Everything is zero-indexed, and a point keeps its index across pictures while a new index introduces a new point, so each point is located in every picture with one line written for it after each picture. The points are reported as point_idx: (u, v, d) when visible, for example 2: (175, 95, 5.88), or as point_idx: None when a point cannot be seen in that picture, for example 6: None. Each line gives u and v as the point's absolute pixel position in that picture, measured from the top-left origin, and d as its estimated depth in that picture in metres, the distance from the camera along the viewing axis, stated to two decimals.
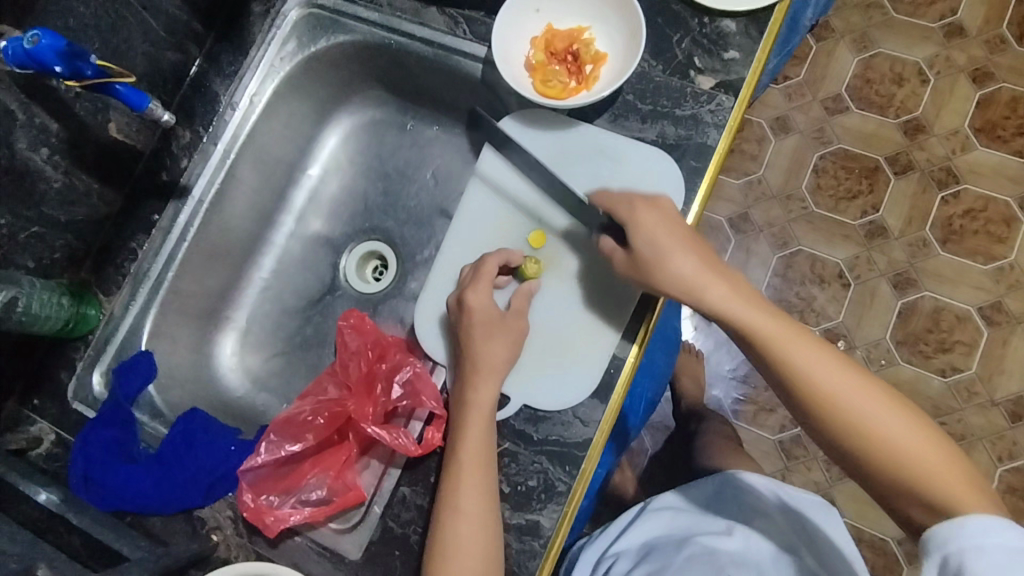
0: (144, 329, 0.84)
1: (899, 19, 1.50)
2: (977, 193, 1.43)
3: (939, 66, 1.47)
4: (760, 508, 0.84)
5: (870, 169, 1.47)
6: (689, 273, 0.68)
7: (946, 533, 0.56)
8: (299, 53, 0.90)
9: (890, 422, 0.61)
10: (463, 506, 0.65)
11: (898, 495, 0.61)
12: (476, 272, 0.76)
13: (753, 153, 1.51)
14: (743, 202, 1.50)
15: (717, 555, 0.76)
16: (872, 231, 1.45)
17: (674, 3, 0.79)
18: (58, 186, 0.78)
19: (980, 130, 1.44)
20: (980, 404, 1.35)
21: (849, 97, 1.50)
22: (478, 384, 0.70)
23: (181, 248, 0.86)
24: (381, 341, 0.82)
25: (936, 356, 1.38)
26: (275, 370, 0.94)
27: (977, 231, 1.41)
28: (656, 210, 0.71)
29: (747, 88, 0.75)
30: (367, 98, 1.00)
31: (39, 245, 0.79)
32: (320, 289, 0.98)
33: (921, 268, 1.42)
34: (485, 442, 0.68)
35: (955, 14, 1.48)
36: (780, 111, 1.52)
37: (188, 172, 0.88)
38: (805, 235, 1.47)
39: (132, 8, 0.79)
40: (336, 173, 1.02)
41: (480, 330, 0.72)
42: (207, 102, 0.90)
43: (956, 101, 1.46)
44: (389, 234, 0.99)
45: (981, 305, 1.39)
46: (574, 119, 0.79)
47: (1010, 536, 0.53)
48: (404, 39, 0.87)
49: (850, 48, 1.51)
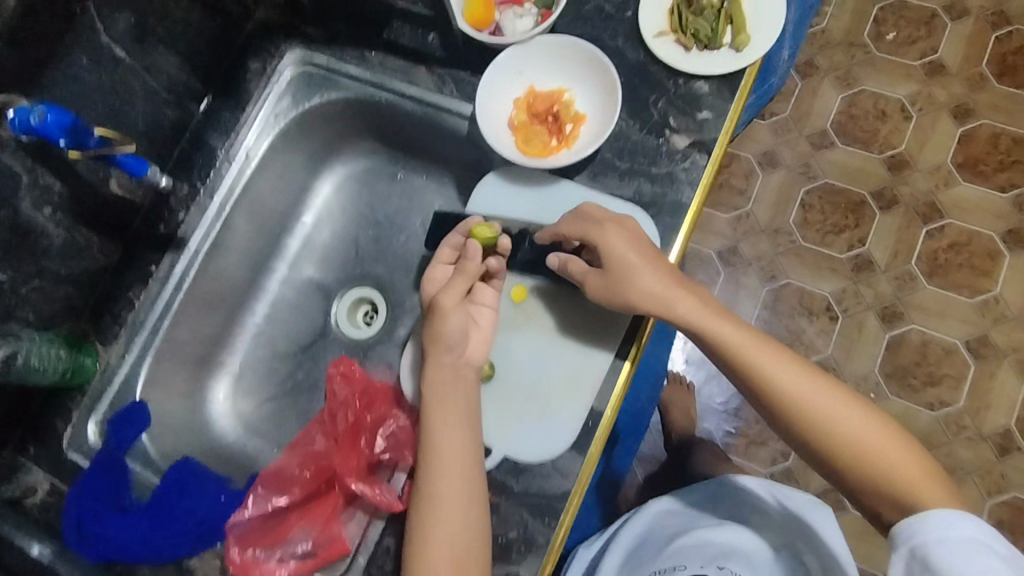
0: (138, 379, 0.86)
1: (882, 57, 1.55)
2: (961, 227, 1.46)
3: (921, 103, 1.52)
4: (753, 511, 0.87)
5: (855, 205, 1.50)
6: (657, 294, 0.71)
7: (911, 526, 0.61)
8: (293, 109, 0.93)
9: (856, 423, 0.67)
10: (437, 502, 0.67)
11: (865, 491, 0.66)
12: (438, 277, 0.78)
13: (741, 187, 1.54)
14: (731, 235, 1.52)
15: (706, 548, 0.80)
16: (858, 265, 1.48)
17: (651, 65, 0.83)
18: (60, 242, 0.81)
19: (962, 165, 1.48)
20: (968, 437, 1.37)
21: (833, 132, 1.54)
22: (432, 364, 0.74)
23: (177, 297, 0.89)
24: (368, 390, 0.85)
25: (925, 390, 1.40)
26: (266, 415, 0.97)
27: (962, 265, 1.45)
28: (622, 228, 0.73)
29: (719, 147, 0.79)
30: (359, 149, 1.03)
31: (40, 299, 0.81)
32: (311, 334, 1.01)
33: (908, 301, 1.44)
34: (461, 441, 0.69)
35: (935, 52, 1.53)
36: (767, 146, 1.55)
37: (185, 225, 0.90)
38: (792, 269, 1.49)
39: (134, 71, 0.82)
40: (328, 220, 1.05)
41: (438, 329, 0.74)
42: (205, 156, 0.93)
43: (938, 137, 1.50)
44: (379, 279, 1.02)
45: (967, 338, 1.42)
46: (554, 175, 0.81)
47: (968, 526, 0.58)
48: (394, 97, 0.91)
49: (834, 85, 1.55)
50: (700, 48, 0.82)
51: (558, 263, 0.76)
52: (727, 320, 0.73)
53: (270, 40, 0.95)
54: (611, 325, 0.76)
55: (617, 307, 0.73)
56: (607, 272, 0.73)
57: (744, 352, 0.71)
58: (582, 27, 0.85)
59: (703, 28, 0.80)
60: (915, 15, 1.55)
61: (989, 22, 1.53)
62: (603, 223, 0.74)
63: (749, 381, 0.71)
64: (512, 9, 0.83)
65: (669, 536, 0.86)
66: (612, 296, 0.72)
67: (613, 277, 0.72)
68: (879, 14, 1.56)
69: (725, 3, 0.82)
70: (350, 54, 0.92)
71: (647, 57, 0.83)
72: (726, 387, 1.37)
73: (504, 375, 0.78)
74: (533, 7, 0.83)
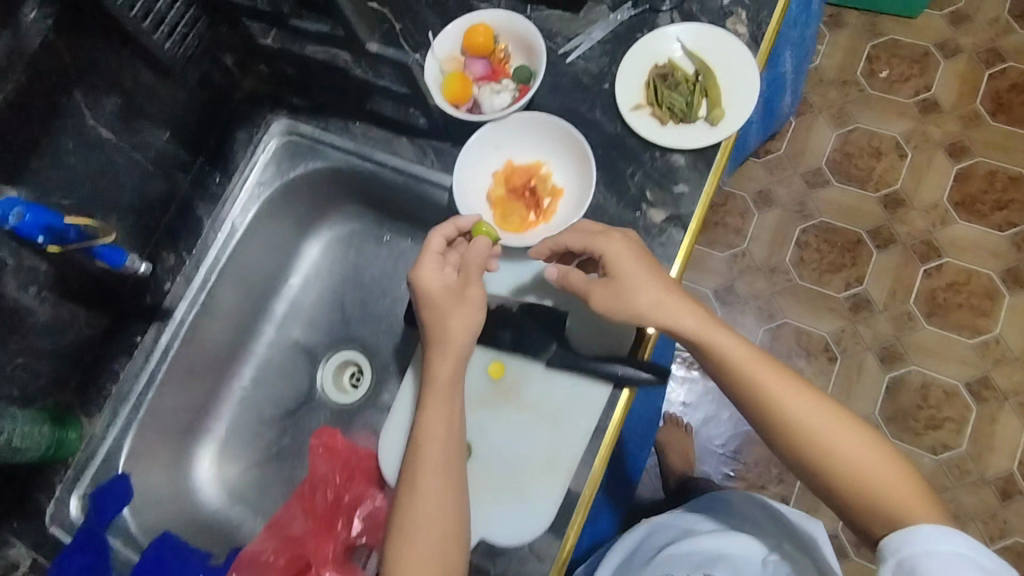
0: (122, 452, 0.87)
1: (875, 95, 1.55)
2: (959, 266, 1.44)
3: (916, 141, 1.51)
4: (740, 520, 0.87)
5: (852, 243, 1.48)
6: (659, 306, 0.70)
7: (898, 539, 0.62)
8: (278, 180, 0.94)
9: (849, 440, 0.67)
10: (418, 505, 0.66)
11: (856, 510, 0.66)
12: (427, 249, 0.75)
13: (738, 226, 1.52)
14: (728, 274, 1.50)
15: (695, 557, 0.82)
16: (857, 304, 1.44)
17: (628, 136, 0.83)
18: (45, 317, 0.81)
19: (959, 204, 1.47)
20: (973, 482, 1.32)
21: (829, 170, 1.52)
22: (435, 359, 0.72)
23: (162, 367, 0.90)
24: (349, 464, 0.87)
25: (926, 433, 1.36)
26: (251, 480, 0.97)
27: (961, 304, 1.42)
28: (627, 241, 0.73)
29: (696, 221, 0.79)
30: (345, 213, 1.04)
31: (25, 374, 0.81)
32: (296, 399, 1.01)
33: (908, 341, 1.41)
34: (442, 446, 0.69)
35: (929, 90, 1.54)
36: (762, 184, 1.54)
37: (171, 295, 0.92)
38: (790, 307, 1.46)
39: (120, 149, 0.83)
40: (315, 282, 1.06)
41: (435, 312, 0.72)
42: (191, 226, 0.94)
43: (934, 175, 1.49)
44: (364, 342, 1.03)
45: (969, 380, 1.38)
46: (533, 249, 0.82)
47: (953, 541, 0.60)
48: (376, 167, 0.92)
49: (828, 124, 1.55)
50: (677, 122, 0.82)
51: (561, 274, 0.75)
52: (726, 332, 0.72)
53: (257, 110, 0.96)
54: (587, 406, 0.76)
55: (623, 317, 0.72)
56: (612, 281, 0.72)
57: (742, 366, 0.70)
58: (560, 98, 0.86)
59: (677, 102, 0.80)
60: (909, 53, 1.56)
61: (982, 59, 1.54)
62: (605, 232, 0.74)
63: (746, 395, 0.70)
64: (490, 85, 0.84)
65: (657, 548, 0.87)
66: (615, 304, 0.72)
67: (620, 286, 0.71)
68: (872, 52, 1.57)
69: (700, 78, 0.82)
70: (333, 124, 0.93)
71: (624, 128, 0.84)
72: (725, 429, 1.36)
73: (482, 453, 0.78)
74: (511, 83, 0.85)
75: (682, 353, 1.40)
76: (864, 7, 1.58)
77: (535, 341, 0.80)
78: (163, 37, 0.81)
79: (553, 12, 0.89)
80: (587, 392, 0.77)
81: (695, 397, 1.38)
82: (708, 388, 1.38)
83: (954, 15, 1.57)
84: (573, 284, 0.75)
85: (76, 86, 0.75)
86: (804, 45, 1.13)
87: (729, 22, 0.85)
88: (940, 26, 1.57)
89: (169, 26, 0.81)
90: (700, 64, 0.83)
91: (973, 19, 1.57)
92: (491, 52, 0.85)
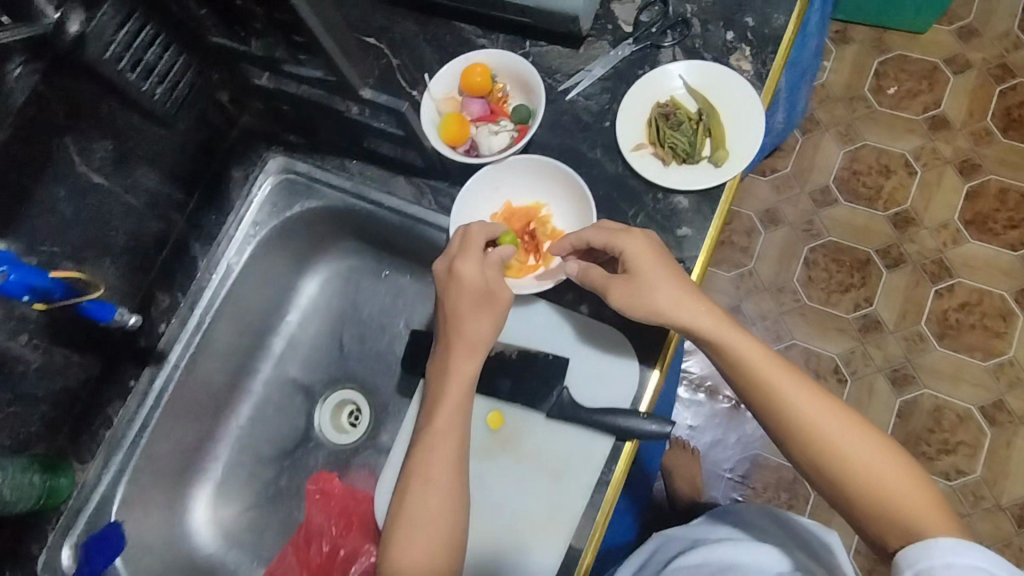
0: (115, 498, 0.86)
1: (883, 111, 1.48)
2: (971, 287, 1.37)
3: (926, 158, 1.44)
4: (749, 528, 0.86)
5: (860, 262, 1.41)
6: (677, 305, 0.71)
7: (916, 552, 0.60)
8: (274, 219, 0.93)
9: (864, 446, 0.66)
10: (418, 494, 0.70)
11: (865, 514, 0.65)
12: (462, 239, 0.77)
13: (744, 245, 1.45)
14: (734, 294, 1.42)
15: (704, 568, 0.79)
16: (867, 326, 1.37)
17: (630, 177, 0.82)
18: (37, 365, 0.80)
19: (970, 223, 1.40)
20: (986, 509, 1.26)
21: (836, 189, 1.45)
22: (459, 356, 0.75)
23: (156, 412, 0.88)
24: (345, 511, 0.90)
25: (940, 458, 1.29)
26: (248, 523, 0.95)
27: (974, 325, 1.35)
28: (649, 240, 0.73)
29: (699, 267, 0.77)
30: (341, 249, 1.01)
31: (17, 422, 0.80)
32: (293, 440, 0.99)
33: (918, 364, 1.34)
34: (453, 447, 0.72)
35: (938, 106, 1.47)
36: (768, 203, 1.47)
37: (165, 338, 0.90)
38: (797, 328, 1.39)
39: (113, 194, 0.82)
40: (314, 319, 1.03)
41: (466, 305, 0.75)
42: (186, 267, 0.92)
43: (945, 193, 1.42)
44: (361, 381, 1.00)
45: (982, 404, 1.31)
46: (533, 297, 0.81)
47: (973, 555, 0.58)
48: (373, 207, 0.90)
49: (836, 140, 1.48)
50: (680, 162, 0.80)
51: (581, 270, 0.75)
52: (740, 332, 0.72)
53: (253, 148, 0.95)
54: (589, 460, 0.75)
55: (641, 315, 0.72)
56: (632, 278, 0.72)
57: (756, 366, 0.70)
58: (559, 136, 0.84)
59: (680, 142, 0.79)
60: (917, 68, 1.49)
61: (992, 75, 1.47)
62: (623, 229, 0.74)
63: (760, 396, 0.70)
64: (488, 126, 0.83)
65: (667, 561, 0.86)
66: (633, 302, 0.72)
67: (639, 283, 0.72)
68: (879, 69, 1.50)
69: (704, 117, 0.81)
70: (330, 163, 0.92)
71: (626, 168, 0.82)
72: (732, 453, 1.31)
73: (483, 501, 0.78)
74: (509, 124, 0.84)
75: (689, 375, 1.36)
76: (868, 22, 1.51)
77: (536, 389, 0.79)
78: (152, 87, 0.81)
79: (553, 47, 0.87)
80: (589, 444, 0.75)
81: (701, 422, 1.33)
82: (714, 413, 1.33)
83: (963, 28, 1.50)
84: (591, 279, 0.74)
85: (66, 133, 0.74)
86: (801, 65, 1.09)
87: (734, 58, 0.83)
88: (947, 40, 1.50)
89: (159, 76, 0.82)
90: (704, 104, 0.81)
91: (982, 33, 1.49)
92: (490, 92, 0.84)
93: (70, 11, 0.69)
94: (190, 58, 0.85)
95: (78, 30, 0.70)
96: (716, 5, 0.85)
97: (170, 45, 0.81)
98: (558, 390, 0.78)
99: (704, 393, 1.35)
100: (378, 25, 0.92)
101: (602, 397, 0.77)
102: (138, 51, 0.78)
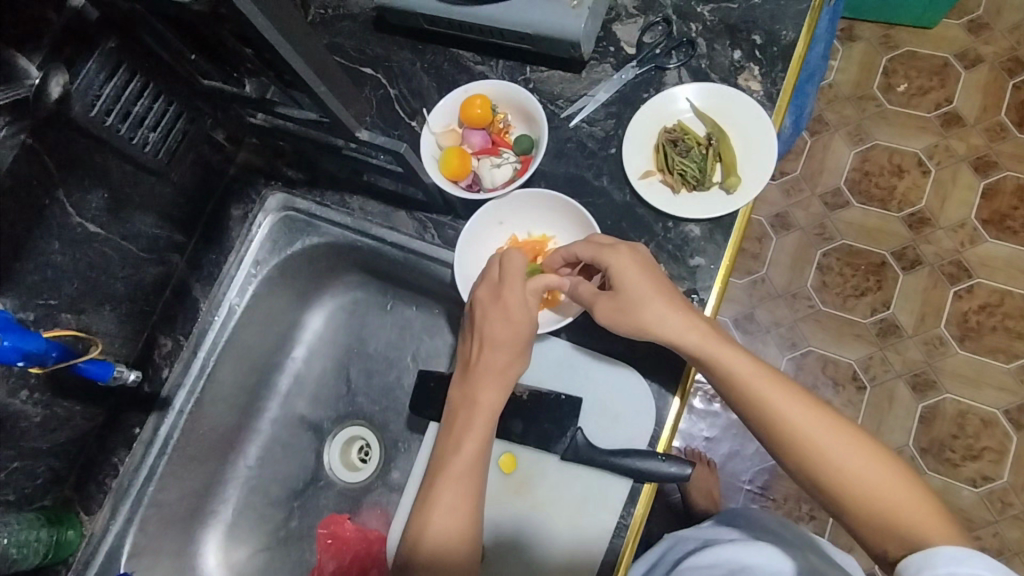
0: (124, 551, 0.84)
1: (894, 110, 1.44)
2: (991, 287, 1.33)
3: (939, 157, 1.40)
4: (762, 530, 0.84)
5: (876, 266, 1.37)
6: (668, 321, 0.68)
7: (917, 562, 0.55)
8: (276, 256, 0.91)
9: (857, 456, 0.62)
10: (440, 524, 0.67)
11: (864, 527, 0.61)
12: (502, 266, 0.74)
13: (755, 251, 1.41)
14: (747, 302, 1.39)
15: (716, 569, 0.76)
16: (884, 330, 1.34)
17: (638, 206, 0.79)
18: (39, 419, 0.78)
19: (988, 221, 1.36)
20: (1014, 516, 1.22)
21: (848, 191, 1.41)
22: (484, 384, 0.72)
23: (162, 460, 0.86)
24: (358, 555, 0.91)
25: (965, 464, 1.25)
26: (260, 565, 0.93)
27: (995, 328, 1.31)
28: (635, 253, 0.71)
29: (715, 298, 0.75)
30: (346, 283, 0.99)
31: (20, 478, 0.78)
32: (304, 478, 0.98)
33: (940, 368, 1.30)
34: (474, 471, 0.70)
35: (951, 103, 1.42)
36: (778, 207, 1.43)
37: (169, 383, 0.88)
38: (813, 335, 1.35)
39: (110, 241, 0.80)
40: (320, 353, 1.01)
41: (493, 332, 0.73)
42: (187, 309, 0.90)
43: (960, 192, 1.38)
44: (369, 416, 0.98)
45: (1007, 407, 1.27)
46: (543, 334, 0.79)
47: (978, 564, 0.52)
48: (375, 243, 0.88)
49: (846, 141, 1.44)
50: (690, 188, 0.78)
51: (570, 286, 0.74)
52: (728, 344, 0.68)
53: (251, 185, 0.93)
54: (605, 503, 0.73)
55: (628, 331, 0.70)
56: (619, 296, 0.70)
57: (742, 378, 0.66)
58: (565, 164, 0.82)
59: (689, 169, 0.77)
60: (926, 64, 1.45)
61: (1004, 69, 1.42)
62: (611, 244, 0.72)
63: (750, 410, 0.66)
64: (489, 159, 0.81)
65: (675, 561, 0.84)
66: (624, 320, 0.70)
67: (624, 301, 0.69)
68: (888, 66, 1.46)
69: (713, 141, 0.79)
70: (331, 199, 0.90)
71: (634, 197, 0.80)
72: (753, 464, 1.28)
73: (500, 549, 0.76)
74: (511, 155, 0.82)
75: (703, 384, 1.32)
76: (876, 18, 1.47)
77: (549, 431, 0.77)
78: (143, 136, 0.80)
79: (554, 72, 0.85)
80: (605, 488, 0.73)
81: (717, 434, 1.30)
82: (730, 424, 1.30)
83: (972, 22, 1.45)
84: (579, 296, 0.73)
85: (58, 187, 0.72)
86: (809, 71, 1.06)
87: (741, 78, 0.81)
88: (958, 34, 1.45)
89: (150, 126, 0.81)
90: (712, 127, 0.79)
91: (992, 26, 1.45)
92: (490, 123, 0.82)
93: (51, 71, 0.67)
94: (180, 106, 0.83)
95: (61, 90, 0.69)
96: (720, 22, 0.82)
97: (160, 95, 0.80)
98: (571, 432, 0.76)
99: (719, 403, 1.31)
100: (374, 53, 0.90)
101: (617, 436, 0.75)
102: (127, 103, 0.77)
